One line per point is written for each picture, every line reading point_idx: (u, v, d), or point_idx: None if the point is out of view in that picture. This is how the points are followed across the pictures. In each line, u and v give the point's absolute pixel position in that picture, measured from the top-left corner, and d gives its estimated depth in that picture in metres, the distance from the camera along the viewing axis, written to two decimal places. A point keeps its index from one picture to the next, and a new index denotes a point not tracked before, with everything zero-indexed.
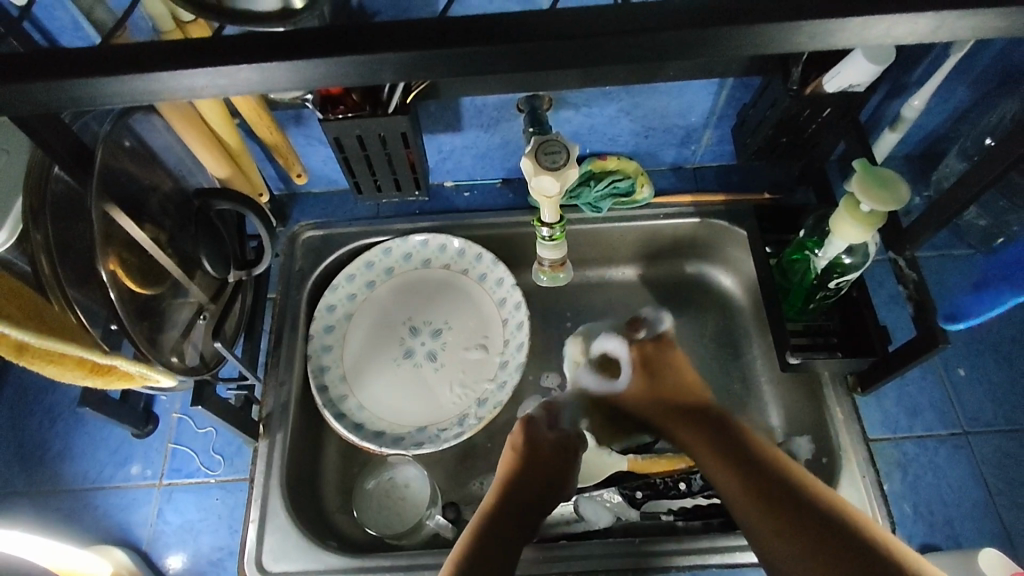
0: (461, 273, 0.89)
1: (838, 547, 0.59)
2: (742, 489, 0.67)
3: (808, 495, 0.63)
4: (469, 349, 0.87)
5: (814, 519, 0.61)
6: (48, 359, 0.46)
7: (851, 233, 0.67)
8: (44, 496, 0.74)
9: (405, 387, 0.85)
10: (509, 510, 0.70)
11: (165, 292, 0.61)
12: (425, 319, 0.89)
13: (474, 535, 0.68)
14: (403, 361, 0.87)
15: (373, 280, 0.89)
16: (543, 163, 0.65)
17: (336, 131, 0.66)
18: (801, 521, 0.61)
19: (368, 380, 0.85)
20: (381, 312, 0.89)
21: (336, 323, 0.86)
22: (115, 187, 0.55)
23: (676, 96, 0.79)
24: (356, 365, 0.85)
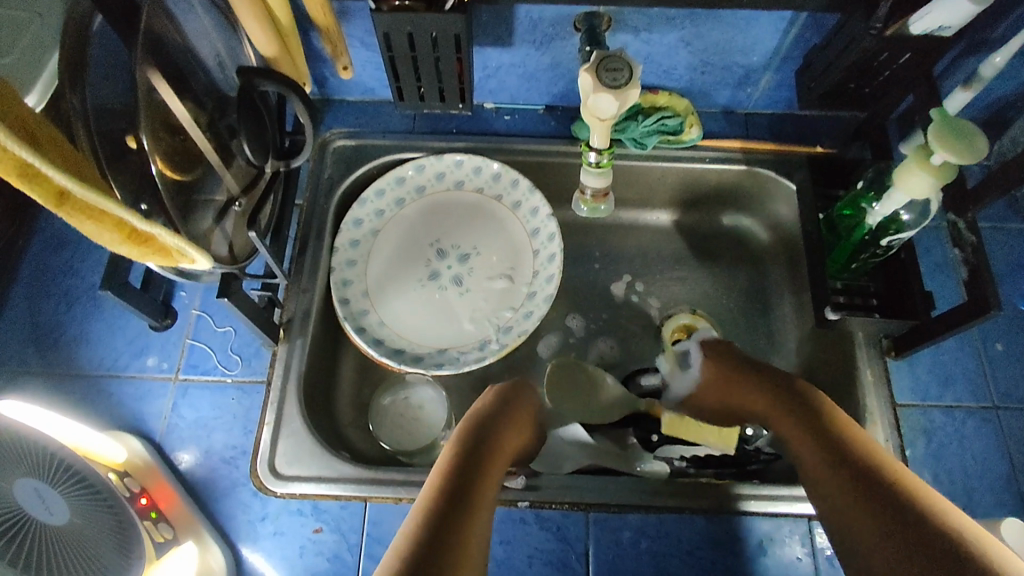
0: (494, 198, 0.86)
1: (910, 523, 0.52)
2: (823, 474, 0.60)
3: (888, 478, 0.56)
4: (495, 278, 0.85)
5: (887, 496, 0.55)
6: (86, 214, 0.42)
7: (920, 187, 0.64)
8: (58, 377, 0.73)
9: (428, 309, 0.83)
10: (474, 450, 0.60)
11: (198, 176, 0.58)
12: (453, 243, 0.86)
13: (443, 469, 0.58)
14: (428, 283, 0.85)
15: (402, 197, 0.85)
16: (603, 80, 0.61)
17: (388, 25, 0.62)
18: (881, 506, 0.54)
19: (391, 297, 0.83)
20: (408, 231, 0.86)
21: (362, 239, 0.83)
22: (156, 52, 0.51)
23: (744, 29, 0.75)
24: (380, 282, 0.83)
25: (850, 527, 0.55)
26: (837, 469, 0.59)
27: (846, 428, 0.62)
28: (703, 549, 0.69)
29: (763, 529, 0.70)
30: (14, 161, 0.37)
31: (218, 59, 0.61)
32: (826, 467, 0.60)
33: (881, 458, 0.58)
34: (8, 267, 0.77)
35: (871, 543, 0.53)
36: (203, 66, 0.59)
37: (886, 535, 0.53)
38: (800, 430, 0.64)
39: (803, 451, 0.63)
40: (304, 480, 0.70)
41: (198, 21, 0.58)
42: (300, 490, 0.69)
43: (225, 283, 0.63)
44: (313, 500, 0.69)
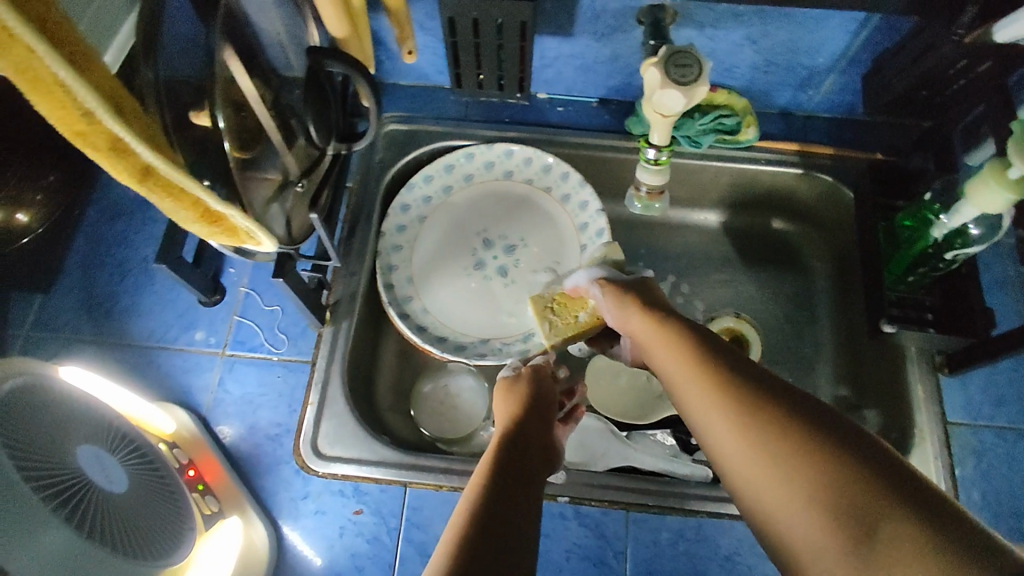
0: (543, 190, 0.86)
1: (803, 428, 0.41)
2: (690, 394, 0.48)
3: (768, 386, 0.45)
4: (540, 271, 0.84)
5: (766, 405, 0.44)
6: (168, 192, 0.42)
7: (989, 201, 0.62)
8: (109, 347, 0.75)
9: (472, 297, 0.83)
10: (524, 436, 0.55)
11: (263, 155, 0.58)
12: (500, 233, 0.86)
13: (492, 452, 0.52)
14: (473, 272, 0.84)
15: (451, 185, 0.85)
16: (671, 75, 0.60)
17: (455, 11, 0.62)
18: (763, 414, 0.43)
19: (435, 284, 0.83)
20: (455, 219, 0.86)
21: (410, 225, 0.83)
22: (227, 30, 0.51)
23: (814, 30, 0.72)
24: (425, 267, 0.83)
25: (731, 454, 0.44)
26: (706, 383, 0.47)
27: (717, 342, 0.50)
28: (741, 555, 0.69)
29: None
30: (107, 136, 0.37)
31: (285, 38, 0.61)
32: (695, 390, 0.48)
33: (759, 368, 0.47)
34: (64, 236, 0.79)
35: (759, 469, 0.42)
36: (271, 45, 0.59)
37: (770, 457, 0.41)
38: (665, 348, 0.52)
39: (673, 375, 0.50)
40: (345, 461, 0.70)
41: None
42: (342, 472, 0.69)
43: (280, 262, 0.63)
44: (354, 482, 0.70)
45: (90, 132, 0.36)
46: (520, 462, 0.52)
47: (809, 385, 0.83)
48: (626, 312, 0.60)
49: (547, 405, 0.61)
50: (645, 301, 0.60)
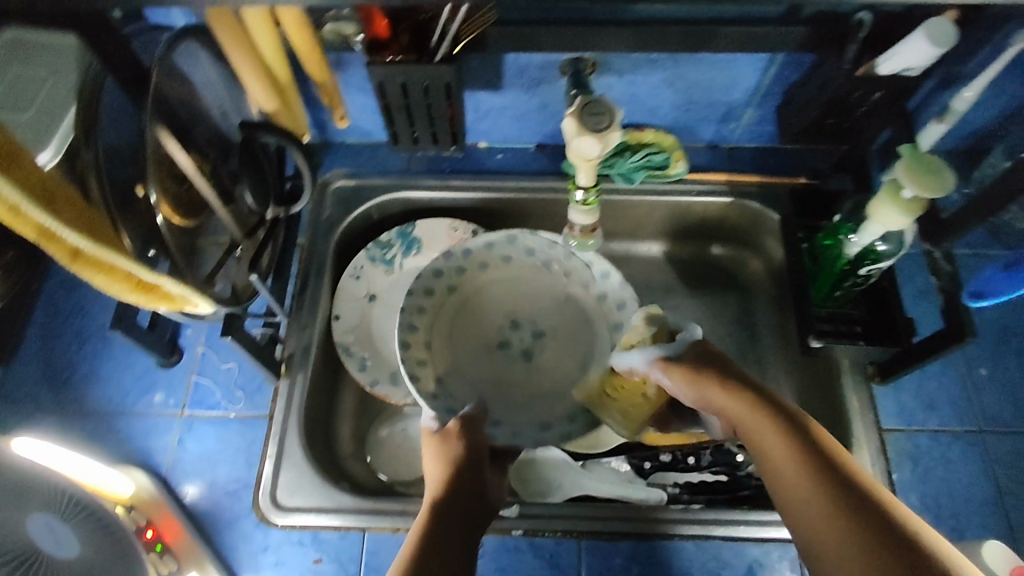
0: (580, 284, 0.80)
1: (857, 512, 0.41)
2: (772, 450, 0.48)
3: (845, 468, 0.44)
4: (567, 363, 0.79)
5: (852, 503, 0.42)
6: (98, 268, 0.47)
7: (892, 219, 0.66)
8: (69, 415, 0.76)
9: (497, 380, 0.79)
10: (462, 489, 0.57)
11: (202, 222, 0.62)
12: (530, 318, 0.81)
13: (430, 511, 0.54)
14: (496, 353, 0.80)
15: (485, 261, 0.80)
16: (586, 123, 0.64)
17: (382, 76, 0.66)
18: (852, 514, 0.41)
19: (456, 363, 0.78)
20: (485, 298, 0.81)
21: (430, 301, 0.77)
22: (163, 111, 0.55)
23: (724, 70, 0.78)
24: (446, 346, 0.78)
25: (814, 539, 0.42)
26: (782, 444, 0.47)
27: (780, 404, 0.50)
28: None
29: (752, 554, 0.71)
30: (34, 225, 0.42)
31: (222, 110, 0.65)
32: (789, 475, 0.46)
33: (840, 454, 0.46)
34: (24, 309, 0.81)
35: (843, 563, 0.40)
36: (208, 120, 0.63)
37: (850, 536, 0.40)
38: (741, 415, 0.51)
39: (744, 424, 0.51)
40: (304, 511, 0.71)
41: (205, 74, 0.62)
42: (301, 521, 0.71)
43: (227, 322, 0.66)
44: (313, 530, 0.71)
45: (19, 221, 0.41)
46: (459, 521, 0.54)
47: None
48: (687, 373, 0.57)
49: (484, 457, 0.61)
50: (724, 369, 0.56)
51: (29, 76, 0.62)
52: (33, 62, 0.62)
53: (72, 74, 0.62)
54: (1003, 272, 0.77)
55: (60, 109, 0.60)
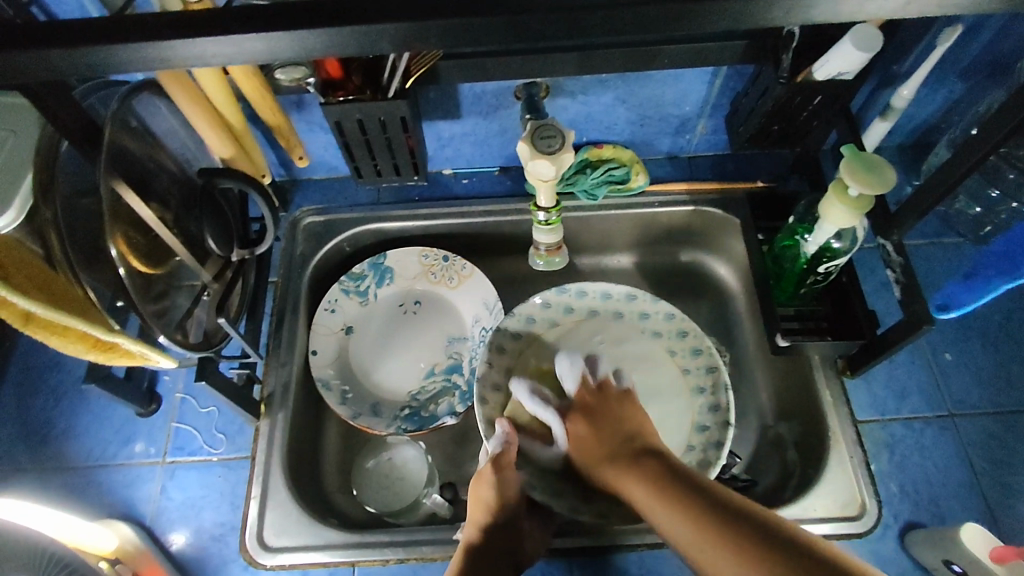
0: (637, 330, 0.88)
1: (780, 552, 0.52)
2: (677, 526, 0.59)
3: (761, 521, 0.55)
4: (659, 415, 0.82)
5: (744, 528, 0.55)
6: (51, 330, 0.49)
7: (842, 217, 0.68)
8: (49, 472, 0.76)
9: (559, 434, 0.81)
10: (494, 537, 0.68)
11: (171, 269, 0.63)
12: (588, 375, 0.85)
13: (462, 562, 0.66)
14: None
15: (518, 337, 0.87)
16: (538, 147, 0.66)
17: (338, 115, 0.68)
18: (749, 548, 0.53)
19: (525, 392, 0.83)
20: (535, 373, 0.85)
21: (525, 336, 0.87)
22: (121, 166, 0.56)
23: (672, 84, 0.81)
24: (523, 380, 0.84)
25: (718, 570, 0.54)
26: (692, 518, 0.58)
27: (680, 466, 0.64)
28: None
29: None
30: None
31: (185, 159, 0.66)
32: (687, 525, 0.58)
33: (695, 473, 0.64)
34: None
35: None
36: (171, 170, 0.64)
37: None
38: (637, 481, 0.65)
39: (653, 507, 0.62)
40: (291, 550, 0.71)
41: (166, 125, 0.63)
42: (289, 561, 0.71)
43: (201, 367, 0.67)
44: (302, 568, 0.71)
45: None
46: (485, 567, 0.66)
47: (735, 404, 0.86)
48: (597, 446, 0.70)
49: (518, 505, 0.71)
50: (625, 434, 0.70)
51: None
52: None
53: (34, 133, 0.63)
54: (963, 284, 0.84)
55: (19, 171, 0.61)
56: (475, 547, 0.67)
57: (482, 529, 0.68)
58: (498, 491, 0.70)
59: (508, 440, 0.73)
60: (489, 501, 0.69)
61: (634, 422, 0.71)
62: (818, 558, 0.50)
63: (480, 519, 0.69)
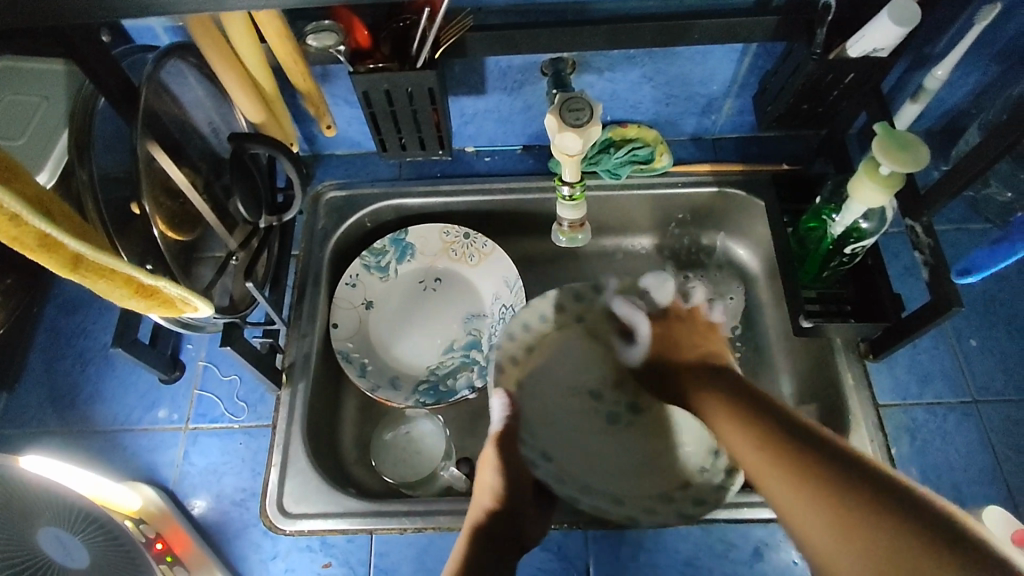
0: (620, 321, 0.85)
1: (826, 473, 0.53)
2: (743, 434, 0.62)
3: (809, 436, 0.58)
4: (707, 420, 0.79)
5: (798, 442, 0.57)
6: (100, 274, 0.49)
7: (872, 196, 0.67)
8: (75, 434, 0.77)
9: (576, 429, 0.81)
10: (507, 514, 0.68)
11: (198, 236, 0.64)
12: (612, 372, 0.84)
13: (471, 531, 0.67)
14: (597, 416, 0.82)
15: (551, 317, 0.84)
16: (567, 119, 0.66)
17: (365, 84, 0.68)
18: (787, 451, 0.57)
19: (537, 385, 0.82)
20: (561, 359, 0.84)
21: (541, 329, 0.83)
22: (154, 128, 0.57)
23: (700, 63, 0.80)
24: (536, 373, 0.83)
25: (785, 499, 0.55)
26: (763, 443, 0.60)
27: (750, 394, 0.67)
28: (701, 559, 0.71)
29: (759, 535, 0.71)
30: (34, 233, 0.44)
31: (211, 127, 0.67)
32: (797, 489, 0.54)
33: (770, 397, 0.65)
34: (25, 333, 0.82)
35: (802, 494, 0.53)
36: (198, 134, 0.64)
37: (813, 494, 0.52)
38: (733, 428, 0.64)
39: (736, 443, 0.63)
40: (312, 517, 0.72)
41: (192, 94, 0.64)
42: (308, 527, 0.72)
43: (227, 332, 0.67)
44: (321, 535, 0.72)
45: (20, 233, 0.44)
46: (501, 539, 0.66)
47: None
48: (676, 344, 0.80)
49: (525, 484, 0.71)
50: (693, 352, 0.78)
51: (20, 102, 0.63)
52: (26, 87, 0.64)
53: (65, 98, 0.63)
54: (987, 249, 0.79)
55: (52, 132, 0.61)
56: (486, 524, 0.67)
57: (489, 511, 0.68)
58: (503, 473, 0.70)
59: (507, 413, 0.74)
60: (493, 485, 0.69)
61: (704, 340, 0.80)
62: (867, 485, 0.50)
63: (490, 491, 0.69)
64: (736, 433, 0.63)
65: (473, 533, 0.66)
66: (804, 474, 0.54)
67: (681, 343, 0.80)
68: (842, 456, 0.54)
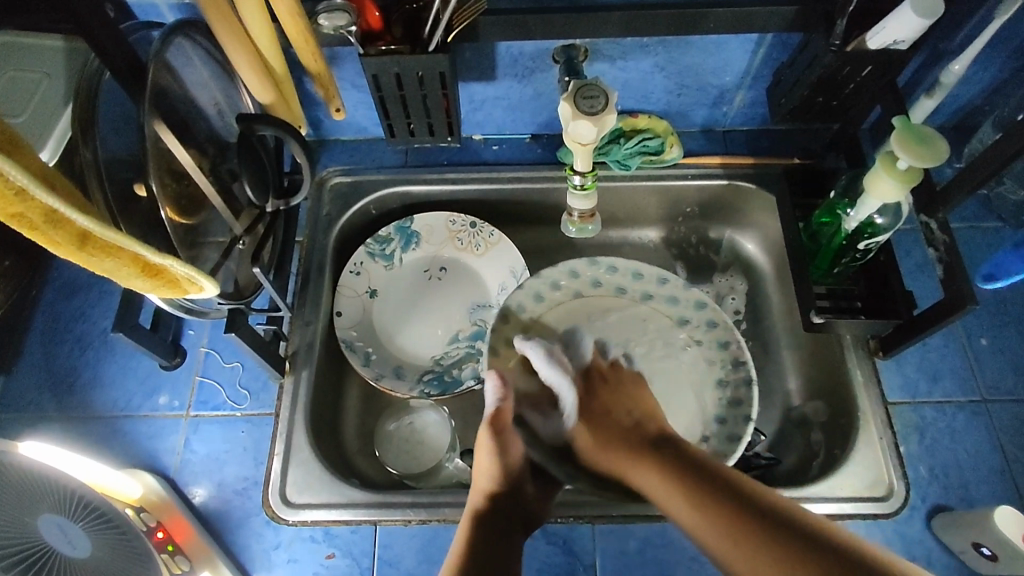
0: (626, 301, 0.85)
1: (785, 544, 0.53)
2: (676, 502, 0.61)
3: (749, 502, 0.57)
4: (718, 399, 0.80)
5: (748, 512, 0.56)
6: (106, 252, 0.48)
7: (888, 191, 0.67)
8: (74, 420, 0.76)
9: None
10: (507, 496, 0.68)
11: (202, 220, 0.62)
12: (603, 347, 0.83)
13: (471, 515, 0.67)
14: None
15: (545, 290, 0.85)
16: (581, 107, 0.65)
17: (376, 67, 0.66)
18: (745, 521, 0.56)
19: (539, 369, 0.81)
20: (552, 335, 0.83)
21: (540, 306, 0.84)
22: (160, 108, 0.56)
23: (715, 53, 0.79)
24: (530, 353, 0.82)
25: (737, 563, 0.55)
26: (700, 507, 0.59)
27: (683, 449, 0.65)
28: (708, 554, 0.71)
29: None
30: (41, 209, 0.43)
31: (216, 108, 0.65)
32: (753, 550, 0.54)
33: (706, 459, 0.63)
34: (23, 317, 0.81)
35: (765, 564, 0.53)
36: (202, 115, 0.63)
37: (791, 567, 0.51)
38: (666, 480, 0.63)
39: (667, 505, 0.61)
40: (314, 507, 0.71)
41: (197, 74, 0.62)
42: (311, 517, 0.71)
43: (231, 318, 0.66)
44: (324, 526, 0.71)
45: (26, 209, 0.42)
46: (502, 521, 0.66)
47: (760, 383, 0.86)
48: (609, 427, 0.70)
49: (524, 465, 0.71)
50: (635, 410, 0.71)
51: (21, 78, 0.62)
52: (26, 64, 0.62)
53: (68, 74, 0.62)
54: (1012, 251, 0.80)
55: (53, 111, 0.59)
56: (485, 506, 0.67)
57: (489, 493, 0.68)
58: (500, 456, 0.69)
59: (503, 396, 0.73)
60: (490, 466, 0.69)
61: (644, 405, 0.72)
62: (835, 560, 0.50)
63: (486, 477, 0.69)
64: (671, 493, 0.61)
65: (473, 517, 0.66)
66: (754, 536, 0.54)
67: (610, 409, 0.71)
68: (842, 550, 0.51)
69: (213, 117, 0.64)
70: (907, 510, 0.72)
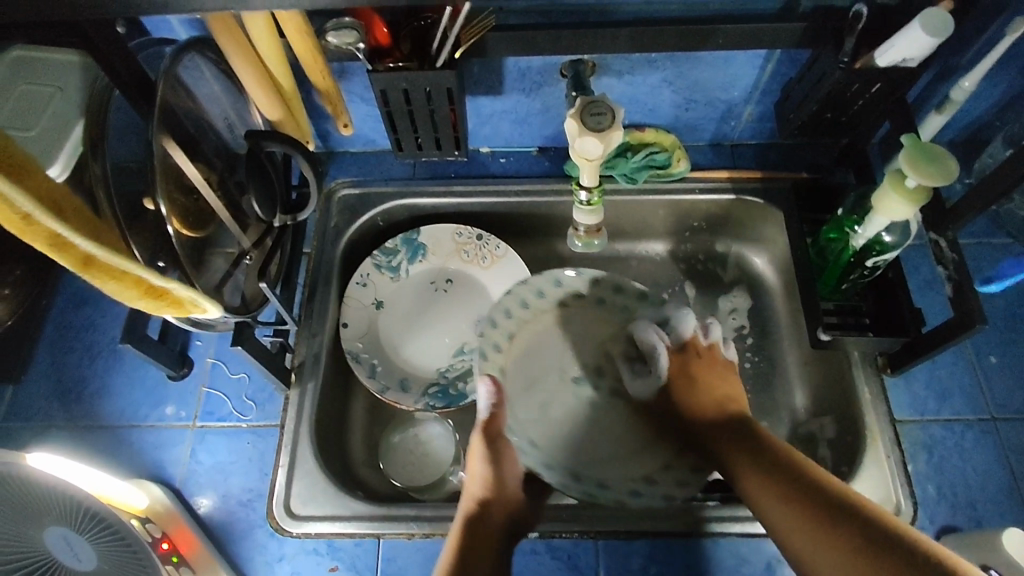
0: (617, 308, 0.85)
1: (849, 528, 0.55)
2: (751, 475, 0.64)
3: (820, 490, 0.59)
4: None
5: (827, 499, 0.58)
6: (111, 275, 0.49)
7: (896, 209, 0.66)
8: (82, 429, 0.77)
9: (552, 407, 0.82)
10: (498, 503, 0.69)
11: (210, 234, 0.63)
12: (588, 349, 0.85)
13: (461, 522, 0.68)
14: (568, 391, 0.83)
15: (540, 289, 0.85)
16: (588, 123, 0.65)
17: (384, 83, 0.67)
18: (808, 501, 0.58)
19: (523, 361, 0.83)
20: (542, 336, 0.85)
21: (534, 307, 0.85)
22: (169, 125, 0.56)
23: (722, 68, 0.79)
24: (522, 353, 0.84)
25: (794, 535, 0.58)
26: (793, 502, 0.59)
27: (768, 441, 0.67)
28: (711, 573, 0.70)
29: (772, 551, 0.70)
30: (43, 232, 0.44)
31: (226, 122, 0.66)
32: (814, 533, 0.56)
33: (790, 450, 0.65)
34: (34, 327, 0.82)
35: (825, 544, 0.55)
36: (212, 131, 0.63)
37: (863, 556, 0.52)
38: (745, 460, 0.66)
39: (749, 492, 0.64)
40: (318, 519, 0.71)
41: (207, 90, 0.63)
42: (314, 529, 0.71)
43: (238, 331, 0.67)
44: (328, 538, 0.71)
45: (32, 232, 0.44)
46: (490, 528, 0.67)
47: (767, 399, 0.85)
48: (701, 406, 0.75)
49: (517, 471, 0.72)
50: (710, 396, 0.75)
51: (34, 93, 0.62)
52: (39, 79, 0.63)
53: (79, 89, 0.62)
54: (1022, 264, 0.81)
55: (64, 126, 0.60)
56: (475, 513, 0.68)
57: (480, 499, 0.69)
58: (493, 466, 0.70)
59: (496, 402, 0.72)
60: (482, 473, 0.70)
61: (721, 395, 0.75)
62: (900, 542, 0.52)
63: (480, 483, 0.70)
64: (744, 463, 0.66)
65: (463, 524, 0.67)
66: (819, 514, 0.57)
67: (698, 378, 0.76)
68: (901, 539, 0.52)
69: (222, 131, 0.65)
70: (915, 530, 0.71)
